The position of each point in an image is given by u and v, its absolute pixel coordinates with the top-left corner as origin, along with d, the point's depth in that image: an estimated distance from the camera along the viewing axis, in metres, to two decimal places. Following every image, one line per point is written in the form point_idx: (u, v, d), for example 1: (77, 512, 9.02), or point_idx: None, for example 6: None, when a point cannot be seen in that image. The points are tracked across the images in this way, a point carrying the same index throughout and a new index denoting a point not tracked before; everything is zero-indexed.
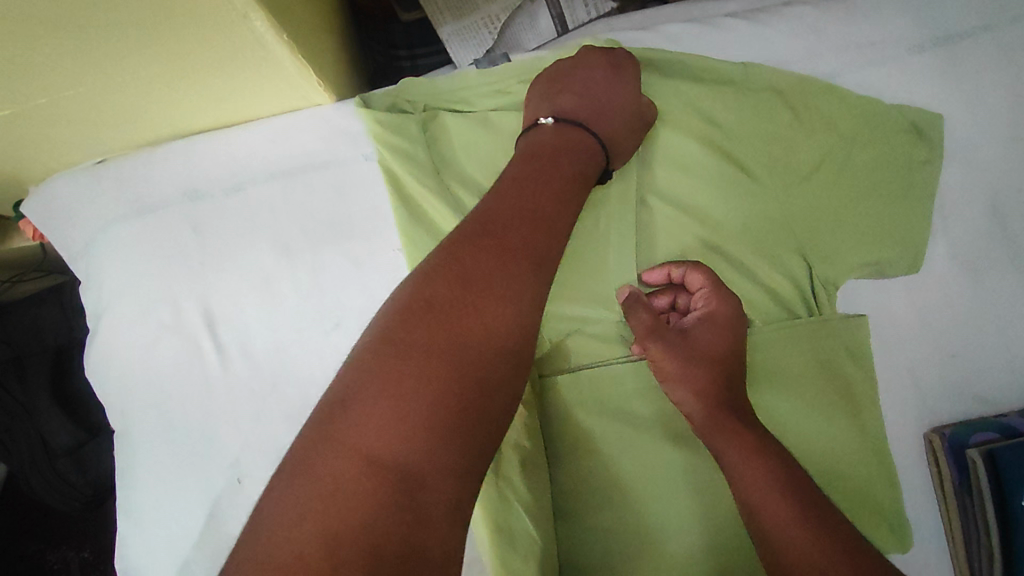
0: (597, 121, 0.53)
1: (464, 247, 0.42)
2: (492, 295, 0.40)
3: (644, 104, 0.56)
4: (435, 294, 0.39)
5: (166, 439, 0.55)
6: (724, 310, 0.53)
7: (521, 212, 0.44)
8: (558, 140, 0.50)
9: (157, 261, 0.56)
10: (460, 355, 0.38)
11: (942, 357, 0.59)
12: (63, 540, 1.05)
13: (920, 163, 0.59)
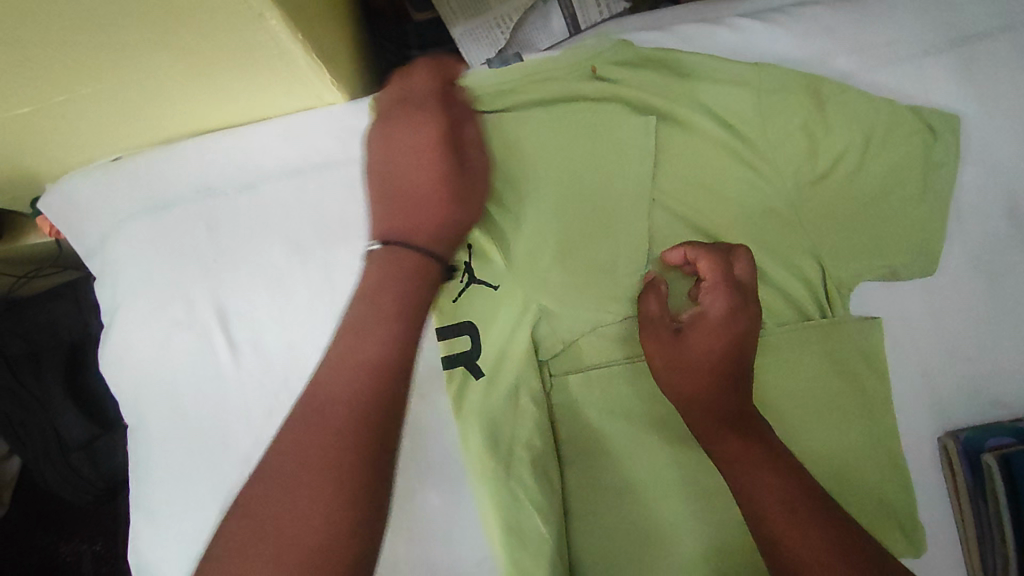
0: (434, 230, 0.50)
1: (323, 392, 0.42)
2: (348, 438, 0.40)
3: (430, 173, 0.51)
4: (270, 478, 0.39)
5: (180, 436, 0.55)
6: (717, 308, 0.52)
7: (356, 355, 0.43)
8: (387, 264, 0.47)
9: (171, 258, 0.57)
10: (325, 508, 0.38)
11: (957, 361, 0.58)
12: (76, 532, 1.06)
13: (937, 164, 0.58)
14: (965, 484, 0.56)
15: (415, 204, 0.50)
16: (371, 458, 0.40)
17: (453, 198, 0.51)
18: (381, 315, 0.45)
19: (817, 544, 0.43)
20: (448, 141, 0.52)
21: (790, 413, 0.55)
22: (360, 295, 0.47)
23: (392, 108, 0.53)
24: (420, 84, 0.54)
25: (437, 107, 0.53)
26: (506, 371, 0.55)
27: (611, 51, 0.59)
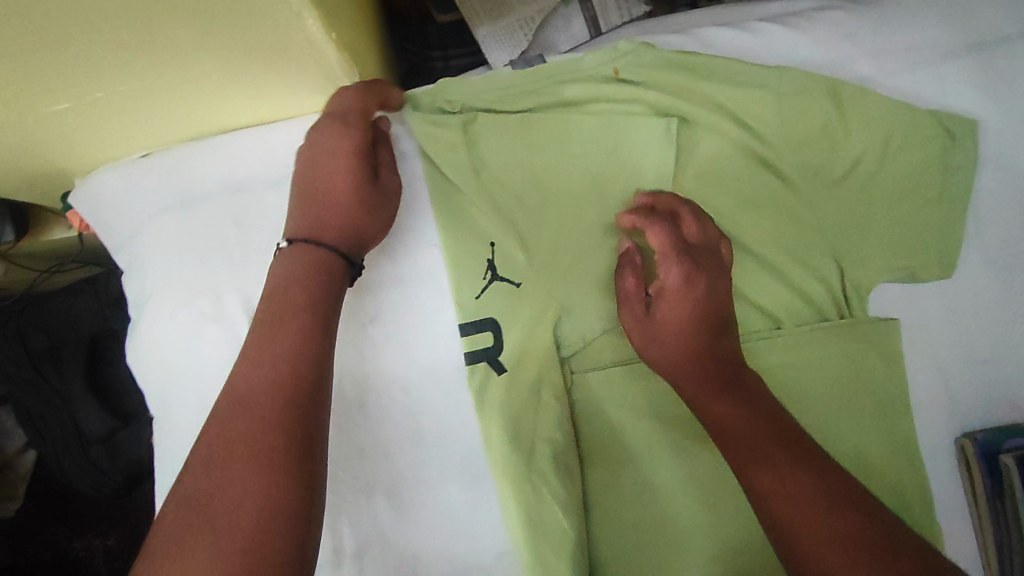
0: (335, 230, 0.50)
1: (247, 379, 0.42)
2: (280, 410, 0.41)
3: (337, 175, 0.51)
4: (202, 470, 0.38)
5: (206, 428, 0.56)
6: (671, 276, 0.53)
7: (275, 347, 0.44)
8: (301, 261, 0.48)
9: (200, 253, 0.58)
10: (265, 470, 0.38)
11: (974, 362, 0.59)
12: (88, 527, 1.08)
13: (956, 167, 0.59)
14: (984, 486, 0.56)
15: (332, 210, 0.51)
16: (302, 420, 0.41)
17: (362, 205, 0.52)
18: (299, 309, 0.46)
19: (806, 497, 0.41)
20: (357, 148, 0.52)
21: (808, 413, 0.56)
22: (269, 294, 0.47)
23: (325, 113, 0.53)
24: (356, 91, 0.53)
25: (354, 113, 0.53)
26: (528, 367, 0.55)
27: (634, 53, 0.60)
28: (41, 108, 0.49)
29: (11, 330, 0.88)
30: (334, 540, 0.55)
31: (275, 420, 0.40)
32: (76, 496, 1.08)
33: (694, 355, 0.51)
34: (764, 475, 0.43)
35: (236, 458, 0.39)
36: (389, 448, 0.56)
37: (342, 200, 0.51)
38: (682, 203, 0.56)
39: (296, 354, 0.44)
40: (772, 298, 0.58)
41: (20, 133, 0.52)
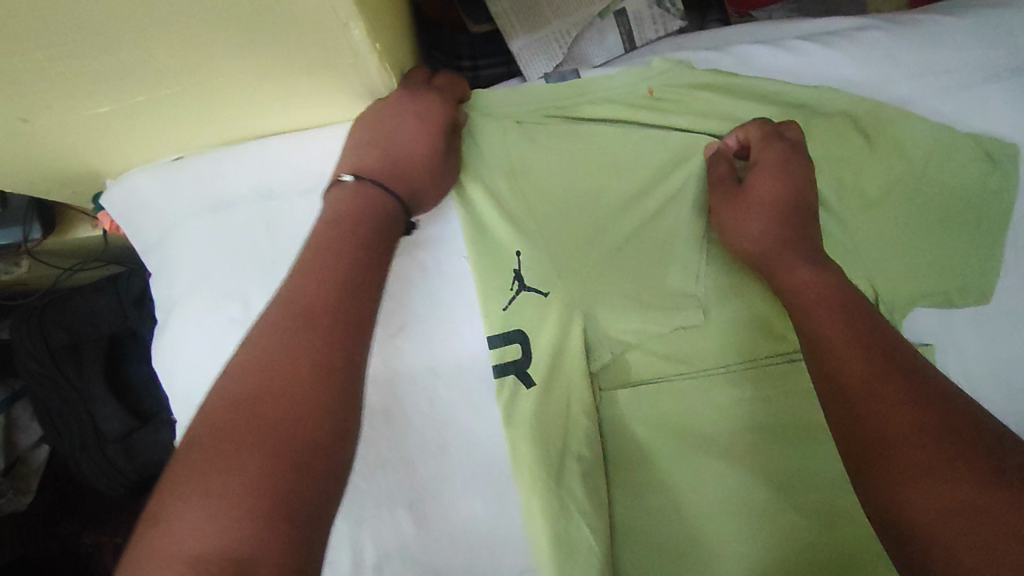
0: (397, 178, 0.51)
1: (303, 289, 0.43)
2: (332, 321, 0.42)
3: (424, 134, 0.52)
4: (253, 367, 0.39)
5: None
6: (770, 159, 0.54)
7: (325, 274, 0.44)
8: (362, 199, 0.49)
9: (231, 256, 0.58)
10: (314, 375, 0.39)
11: (1006, 391, 0.58)
12: (98, 523, 1.10)
13: (994, 192, 0.58)
14: None
15: (402, 161, 0.51)
16: (352, 336, 0.42)
17: (427, 170, 0.52)
18: (352, 240, 0.46)
19: (889, 380, 0.40)
20: (443, 120, 0.53)
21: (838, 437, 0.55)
22: (322, 222, 0.48)
23: (416, 81, 0.54)
24: (453, 81, 0.56)
25: (446, 93, 0.54)
26: (557, 381, 0.55)
27: (668, 72, 0.59)
28: (81, 110, 0.49)
29: (33, 326, 0.89)
30: (355, 552, 0.54)
31: (318, 345, 0.40)
32: (87, 491, 1.09)
33: (782, 232, 0.52)
34: (841, 337, 0.44)
35: (280, 373, 0.38)
36: (412, 458, 0.55)
37: (415, 156, 0.52)
38: (777, 123, 0.56)
39: (347, 274, 0.44)
40: None
41: (58, 136, 0.52)
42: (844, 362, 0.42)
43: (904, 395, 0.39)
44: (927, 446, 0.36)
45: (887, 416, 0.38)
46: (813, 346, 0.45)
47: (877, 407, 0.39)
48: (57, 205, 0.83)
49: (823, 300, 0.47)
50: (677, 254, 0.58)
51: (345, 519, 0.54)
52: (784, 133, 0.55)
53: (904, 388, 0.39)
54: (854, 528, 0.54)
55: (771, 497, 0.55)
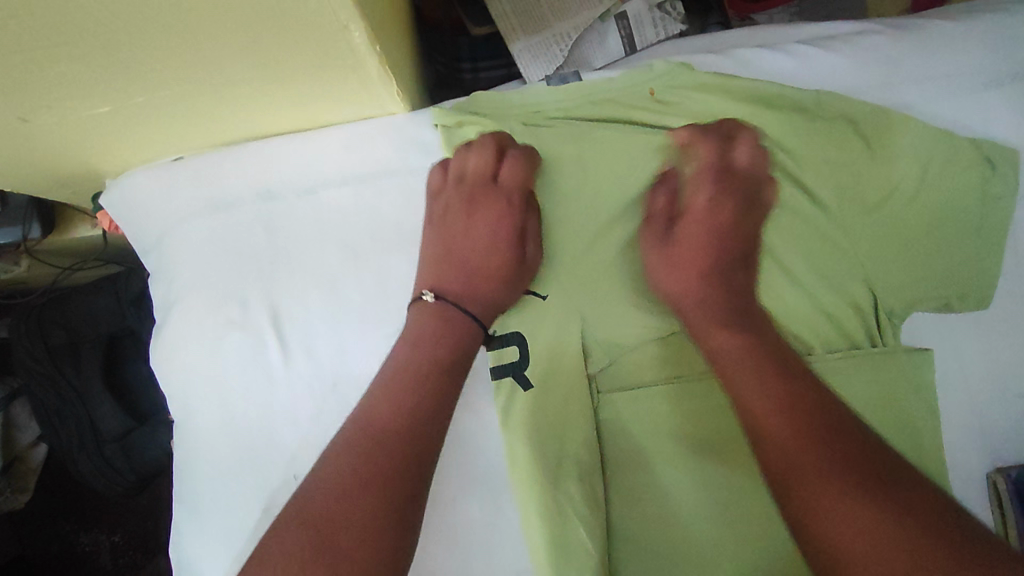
0: (475, 296, 0.54)
1: (378, 410, 0.46)
2: (401, 444, 0.44)
3: (507, 254, 0.56)
4: (327, 487, 0.42)
5: (229, 431, 0.57)
6: (701, 200, 0.57)
7: (402, 394, 0.47)
8: (442, 322, 0.52)
9: (230, 258, 0.58)
10: (380, 502, 0.41)
11: (1006, 397, 0.58)
12: (95, 523, 1.09)
13: (994, 197, 0.58)
14: (1014, 522, 0.56)
15: (480, 280, 0.55)
16: (419, 460, 0.44)
17: (503, 273, 0.55)
18: (425, 361, 0.49)
19: (796, 413, 0.43)
20: (507, 221, 0.57)
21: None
22: (406, 340, 0.50)
23: (479, 181, 0.57)
24: (514, 167, 0.57)
25: (508, 189, 0.57)
26: (555, 384, 0.55)
27: (669, 74, 0.59)
28: (82, 111, 0.49)
29: (32, 325, 0.89)
30: None
31: (391, 466, 0.43)
32: (85, 491, 1.09)
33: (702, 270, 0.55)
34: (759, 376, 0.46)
35: (350, 492, 0.41)
36: None
37: (494, 275, 0.55)
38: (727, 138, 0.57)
39: (421, 395, 0.47)
40: (799, 322, 0.57)
41: (58, 136, 0.52)
42: (752, 397, 0.45)
43: (828, 443, 0.41)
44: (827, 478, 0.39)
45: (792, 451, 0.41)
46: (729, 380, 0.48)
47: (786, 442, 0.42)
48: (58, 205, 0.83)
49: (735, 329, 0.50)
50: None
51: None
52: (732, 151, 0.57)
53: (826, 437, 0.41)
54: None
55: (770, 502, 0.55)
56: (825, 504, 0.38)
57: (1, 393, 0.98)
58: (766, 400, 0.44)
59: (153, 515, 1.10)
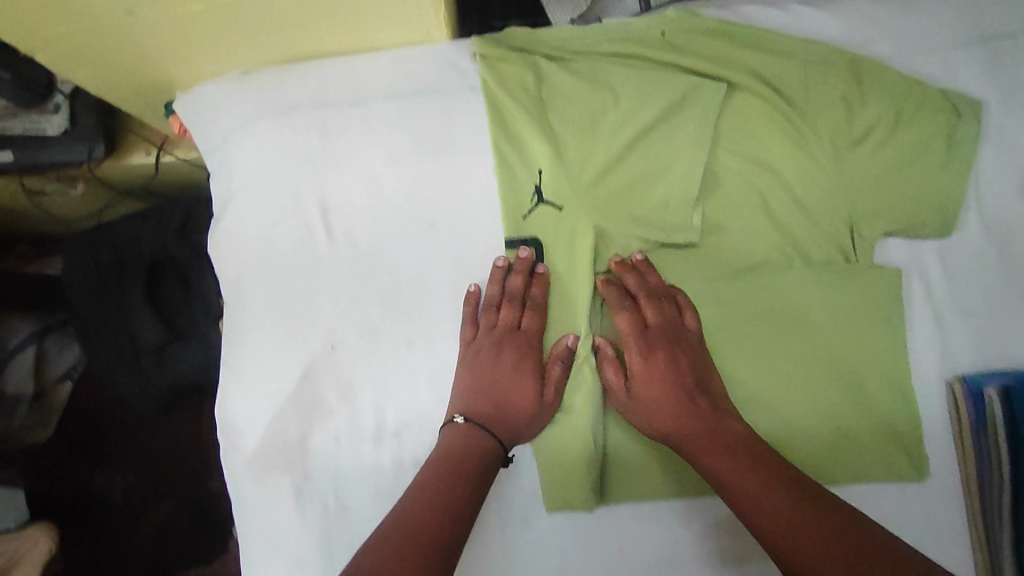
0: (499, 417, 0.61)
1: (442, 456, 0.58)
2: (459, 480, 0.57)
3: (529, 376, 0.62)
4: (405, 510, 0.54)
5: (277, 309, 0.65)
6: (635, 361, 0.62)
7: (456, 451, 0.59)
8: (473, 442, 0.59)
9: (288, 155, 0.66)
10: (443, 517, 0.54)
11: (967, 315, 0.66)
12: (111, 463, 1.17)
13: (961, 139, 0.66)
14: (968, 420, 0.63)
15: (508, 402, 0.62)
16: (470, 489, 0.57)
17: (528, 409, 0.62)
18: (453, 474, 0.57)
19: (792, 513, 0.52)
20: (531, 365, 0.63)
21: (801, 340, 0.65)
22: (438, 455, 0.59)
23: (508, 324, 0.63)
24: (540, 314, 0.63)
25: (534, 332, 0.63)
26: (566, 278, 0.64)
27: (679, 20, 0.68)
28: (176, 8, 0.57)
29: (84, 243, 0.98)
30: (378, 417, 0.64)
31: (450, 490, 0.56)
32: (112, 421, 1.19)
33: (668, 395, 0.61)
34: (752, 483, 0.55)
35: (424, 509, 0.54)
36: (435, 338, 0.65)
37: (519, 397, 0.62)
38: (646, 271, 0.64)
39: (468, 449, 0.59)
40: (788, 239, 0.66)
41: (150, 34, 0.60)
42: (753, 505, 0.54)
43: (820, 528, 0.50)
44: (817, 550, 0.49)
45: (789, 531, 0.51)
46: (730, 490, 0.56)
47: (786, 527, 0.51)
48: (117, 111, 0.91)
49: (723, 453, 0.57)
50: (679, 167, 0.65)
51: (372, 389, 0.65)
52: (643, 309, 0.63)
53: (813, 521, 0.51)
54: (801, 418, 0.65)
55: (741, 385, 0.66)
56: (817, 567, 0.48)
57: (35, 327, 1.10)
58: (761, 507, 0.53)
59: (165, 455, 1.18)
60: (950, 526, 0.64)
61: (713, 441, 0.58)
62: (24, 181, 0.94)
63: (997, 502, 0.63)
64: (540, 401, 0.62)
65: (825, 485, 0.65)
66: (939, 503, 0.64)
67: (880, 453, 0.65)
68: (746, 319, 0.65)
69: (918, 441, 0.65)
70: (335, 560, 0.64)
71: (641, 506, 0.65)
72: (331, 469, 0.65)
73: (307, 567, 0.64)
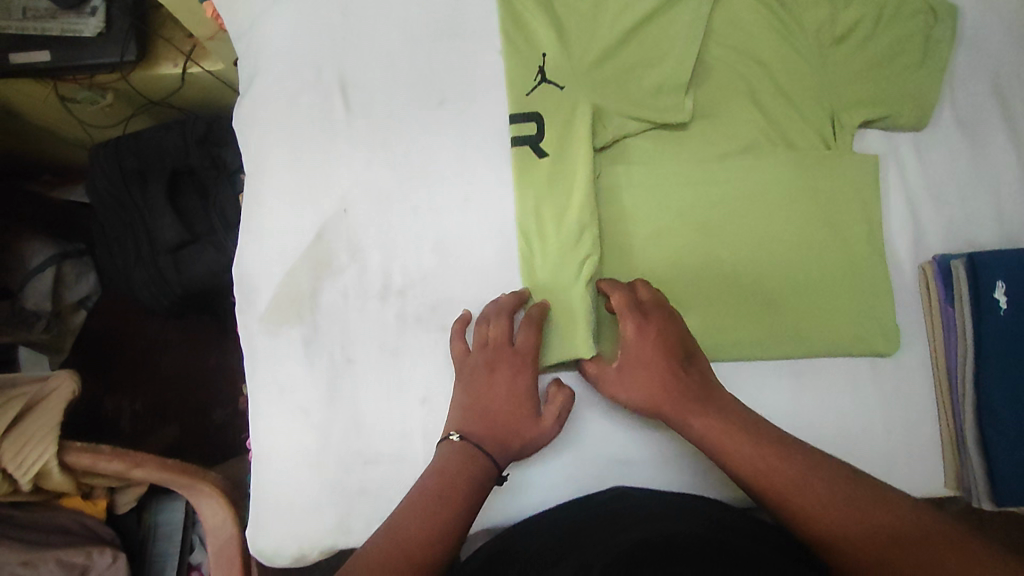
0: (493, 434, 0.61)
1: (435, 478, 0.58)
2: (450, 500, 0.56)
3: (524, 396, 0.63)
4: (395, 528, 0.54)
5: (295, 173, 0.70)
6: (630, 332, 0.63)
7: (446, 472, 0.58)
8: (469, 460, 0.59)
9: (312, 33, 0.71)
10: (432, 539, 0.53)
11: (938, 202, 0.71)
12: (120, 390, 1.21)
13: (938, 36, 0.71)
14: (937, 297, 0.69)
15: (501, 419, 0.62)
16: (459, 508, 0.56)
17: (521, 426, 0.62)
18: (448, 486, 0.57)
19: (779, 458, 0.56)
20: (525, 383, 0.63)
21: (782, 220, 0.70)
22: (432, 472, 0.58)
23: (501, 342, 0.64)
24: (533, 332, 0.65)
25: (529, 352, 0.64)
26: (566, 150, 0.68)
27: None
28: None
29: (111, 149, 1.03)
30: (385, 276, 0.69)
31: (436, 507, 0.55)
32: (127, 344, 1.24)
33: (663, 370, 0.62)
34: (750, 447, 0.57)
35: (414, 527, 0.54)
36: (440, 206, 0.70)
37: (513, 415, 0.62)
38: (638, 283, 0.66)
39: (459, 469, 0.58)
40: (774, 125, 0.71)
41: None
42: (760, 462, 0.56)
43: (832, 485, 0.54)
44: (838, 507, 0.53)
45: (805, 487, 0.54)
46: (732, 455, 0.58)
47: (806, 484, 0.54)
48: (145, 2, 0.96)
49: (713, 415, 0.60)
50: (674, 52, 0.70)
51: (379, 251, 0.69)
52: (637, 289, 0.65)
53: (825, 478, 0.54)
54: (780, 292, 0.69)
55: (728, 260, 0.69)
56: (840, 527, 0.52)
57: (54, 251, 1.15)
58: (750, 451, 0.57)
59: (174, 387, 1.23)
60: (915, 392, 0.69)
61: (707, 404, 0.61)
62: (57, 88, 0.99)
63: (961, 371, 0.67)
64: (531, 420, 0.63)
65: (802, 362, 0.69)
66: (909, 374, 0.69)
67: (857, 327, 0.69)
68: (730, 198, 0.70)
69: (889, 316, 0.69)
70: (337, 408, 0.68)
71: None
72: (339, 323, 0.69)
73: (312, 414, 0.68)
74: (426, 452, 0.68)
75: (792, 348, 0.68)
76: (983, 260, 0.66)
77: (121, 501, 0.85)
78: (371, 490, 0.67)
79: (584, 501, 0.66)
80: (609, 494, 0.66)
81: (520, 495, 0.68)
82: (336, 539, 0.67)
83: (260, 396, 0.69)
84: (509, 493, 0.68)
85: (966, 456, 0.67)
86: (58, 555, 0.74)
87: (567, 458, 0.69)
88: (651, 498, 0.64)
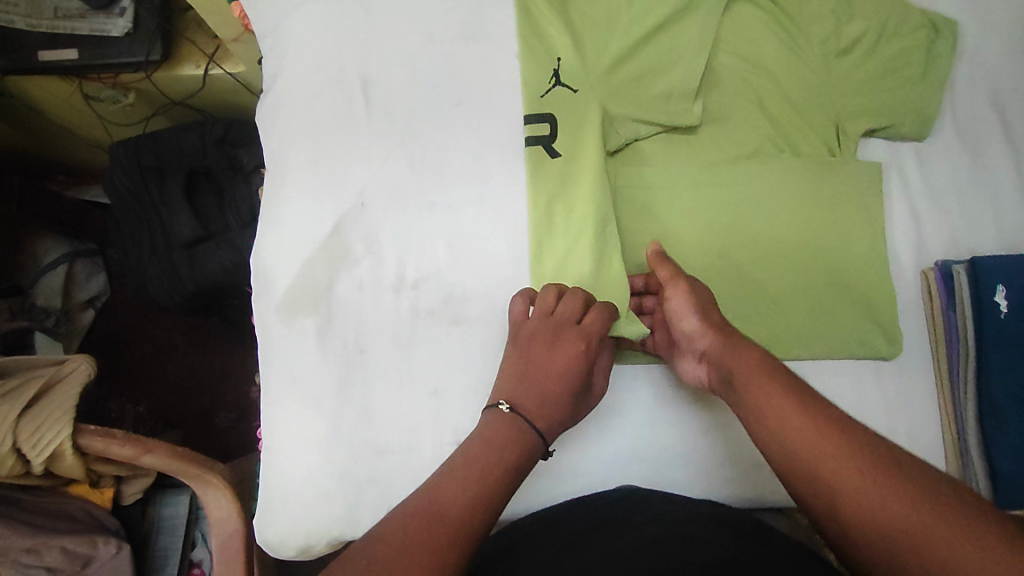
0: (541, 408, 0.60)
1: (481, 440, 0.57)
2: (496, 463, 0.56)
3: (580, 378, 0.62)
4: (437, 481, 0.54)
5: (316, 167, 0.71)
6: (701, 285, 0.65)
7: (494, 437, 0.57)
8: (515, 434, 0.58)
9: (336, 31, 0.73)
10: (474, 495, 0.53)
11: (940, 211, 0.73)
12: (125, 391, 1.22)
13: (939, 52, 0.74)
14: (939, 302, 0.71)
15: (553, 395, 0.61)
16: (505, 474, 0.56)
17: (570, 404, 0.62)
18: (493, 450, 0.56)
19: (800, 411, 0.52)
20: (585, 361, 0.63)
21: (789, 222, 0.72)
22: (477, 438, 0.58)
23: (568, 318, 0.64)
24: (606, 312, 0.64)
25: (596, 330, 0.64)
26: (579, 150, 0.71)
27: None
28: None
29: (131, 145, 1.06)
30: (401, 269, 0.71)
31: (481, 465, 0.55)
32: (134, 345, 1.25)
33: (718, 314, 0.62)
34: (780, 396, 0.54)
35: (456, 483, 0.54)
36: (455, 202, 0.72)
37: (564, 391, 0.61)
38: None
39: (508, 437, 0.58)
40: (781, 132, 0.74)
41: None
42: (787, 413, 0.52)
43: (858, 449, 0.49)
44: (857, 471, 0.47)
45: (827, 442, 0.50)
46: (759, 400, 0.55)
47: (830, 442, 0.49)
48: (172, 7, 1.00)
49: (745, 362, 0.57)
50: (685, 59, 0.73)
51: (394, 245, 0.71)
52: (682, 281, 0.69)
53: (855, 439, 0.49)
54: (786, 292, 0.70)
55: (736, 261, 0.71)
56: (856, 491, 0.47)
57: (66, 249, 1.17)
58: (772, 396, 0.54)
59: (179, 390, 1.23)
60: (920, 395, 0.70)
61: (738, 354, 0.58)
62: (82, 85, 1.01)
63: (963, 373, 0.69)
64: (581, 395, 0.63)
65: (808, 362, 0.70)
66: (912, 376, 0.71)
67: (860, 329, 0.70)
68: (738, 201, 0.72)
69: (892, 319, 0.70)
70: (349, 397, 0.69)
71: (633, 368, 0.71)
72: (353, 315, 0.70)
73: (324, 403, 0.69)
74: (436, 443, 0.68)
75: (796, 349, 0.69)
76: (985, 265, 0.68)
77: (128, 492, 0.85)
78: (378, 480, 0.68)
79: (593, 497, 0.66)
80: (618, 491, 0.66)
81: (532, 495, 0.69)
82: (343, 528, 0.67)
83: (274, 384, 0.70)
84: (522, 492, 0.69)
85: (968, 457, 0.68)
86: (63, 544, 0.74)
87: (575, 455, 0.69)
88: (658, 497, 0.64)
